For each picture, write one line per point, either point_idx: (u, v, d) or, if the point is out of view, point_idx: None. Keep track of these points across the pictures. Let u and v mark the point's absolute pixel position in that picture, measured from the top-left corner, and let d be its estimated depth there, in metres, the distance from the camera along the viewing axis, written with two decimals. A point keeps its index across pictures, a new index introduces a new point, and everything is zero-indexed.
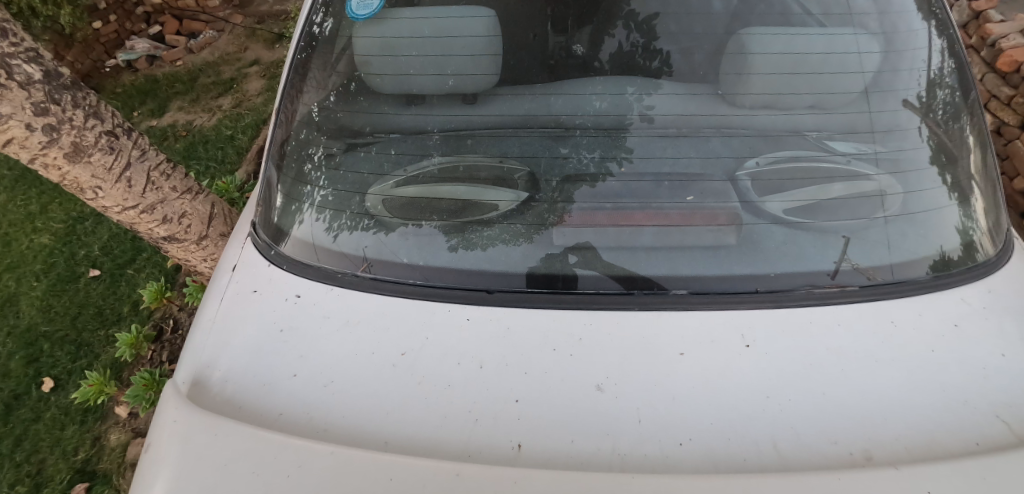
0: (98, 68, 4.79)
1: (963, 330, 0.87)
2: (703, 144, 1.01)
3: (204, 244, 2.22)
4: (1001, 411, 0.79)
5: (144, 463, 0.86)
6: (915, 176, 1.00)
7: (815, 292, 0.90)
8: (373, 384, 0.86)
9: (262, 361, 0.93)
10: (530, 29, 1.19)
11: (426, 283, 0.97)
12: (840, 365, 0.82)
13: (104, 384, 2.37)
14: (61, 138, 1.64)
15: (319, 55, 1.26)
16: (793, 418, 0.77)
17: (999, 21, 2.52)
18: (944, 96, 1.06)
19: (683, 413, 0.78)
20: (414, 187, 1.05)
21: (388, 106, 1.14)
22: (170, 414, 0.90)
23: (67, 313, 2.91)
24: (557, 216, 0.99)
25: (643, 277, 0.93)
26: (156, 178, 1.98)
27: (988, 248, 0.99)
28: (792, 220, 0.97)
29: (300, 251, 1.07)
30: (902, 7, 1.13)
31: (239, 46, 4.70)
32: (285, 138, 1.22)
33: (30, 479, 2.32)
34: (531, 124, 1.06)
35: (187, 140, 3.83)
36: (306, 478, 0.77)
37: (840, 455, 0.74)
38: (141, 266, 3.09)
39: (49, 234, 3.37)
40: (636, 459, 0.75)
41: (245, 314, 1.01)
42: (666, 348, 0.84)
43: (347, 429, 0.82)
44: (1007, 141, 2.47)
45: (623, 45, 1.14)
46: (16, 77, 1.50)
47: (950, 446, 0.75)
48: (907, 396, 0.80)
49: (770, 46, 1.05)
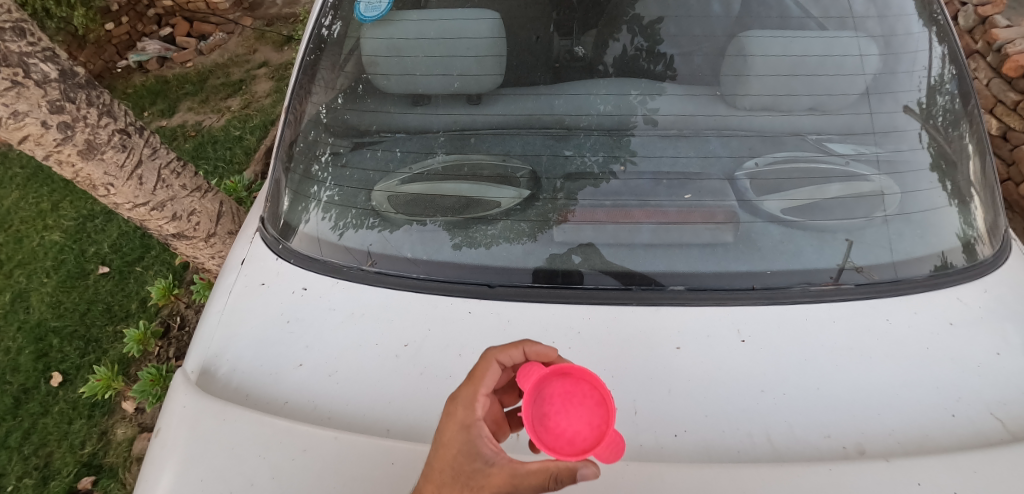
0: (110, 68, 4.88)
1: (959, 329, 0.88)
2: (703, 143, 1.03)
3: (212, 242, 2.26)
4: (995, 408, 0.81)
5: (153, 447, 0.89)
6: (913, 177, 1.01)
7: (811, 290, 0.91)
8: (376, 374, 0.89)
9: (269, 352, 0.96)
10: (533, 31, 1.22)
11: (429, 278, 0.99)
12: (835, 361, 0.84)
13: (112, 380, 2.42)
14: (75, 135, 1.68)
15: (328, 56, 1.29)
16: (788, 412, 0.79)
17: (1005, 26, 2.52)
18: (944, 102, 1.08)
19: (679, 407, 0.80)
20: (419, 185, 1.07)
21: (395, 106, 1.17)
22: (179, 401, 0.92)
23: (76, 309, 2.96)
24: (558, 214, 1.00)
25: (642, 273, 0.95)
26: (167, 175, 2.01)
27: (986, 251, 1.00)
28: (790, 218, 0.98)
29: (307, 246, 1.10)
30: (903, 11, 1.15)
31: (248, 48, 4.75)
32: (294, 138, 1.25)
33: (38, 472, 2.36)
34: (534, 124, 1.08)
35: (196, 140, 3.88)
36: (311, 463, 0.80)
37: (832, 448, 0.76)
38: (149, 264, 3.13)
39: (60, 232, 3.43)
40: (632, 450, 0.77)
41: (252, 306, 1.04)
42: (663, 343, 0.87)
43: (350, 417, 0.85)
44: (1012, 146, 2.48)
45: (626, 47, 1.16)
46: (33, 76, 1.55)
47: (942, 441, 0.76)
48: (900, 391, 0.81)
49: (769, 49, 1.07)
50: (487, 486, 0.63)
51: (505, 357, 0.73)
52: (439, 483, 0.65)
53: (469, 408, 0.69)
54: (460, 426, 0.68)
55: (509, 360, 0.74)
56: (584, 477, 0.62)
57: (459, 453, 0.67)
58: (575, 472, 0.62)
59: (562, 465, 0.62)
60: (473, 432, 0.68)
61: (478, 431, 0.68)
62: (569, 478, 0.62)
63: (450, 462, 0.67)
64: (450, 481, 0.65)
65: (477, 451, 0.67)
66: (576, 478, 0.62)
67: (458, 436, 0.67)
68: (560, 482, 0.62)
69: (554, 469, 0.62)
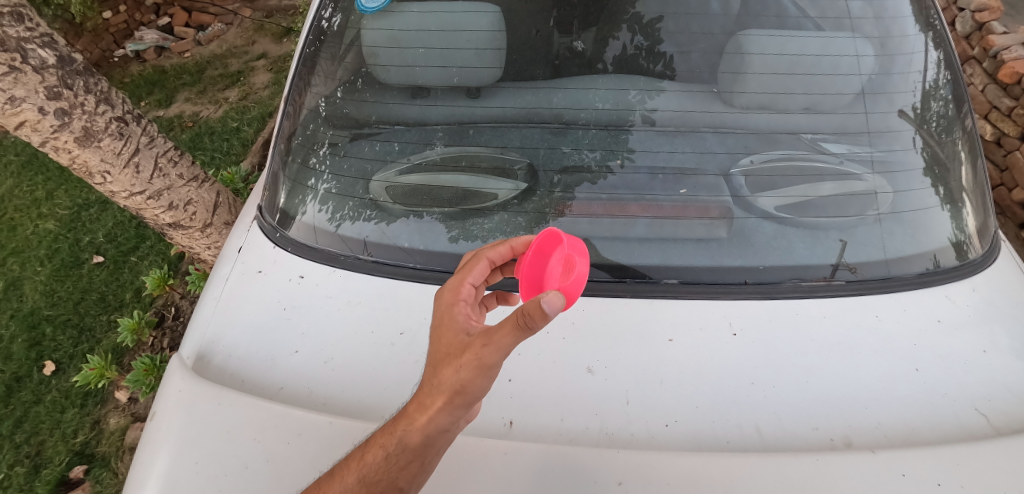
0: (107, 57, 4.85)
1: (946, 327, 0.90)
2: (699, 140, 1.04)
3: (208, 232, 2.25)
4: (981, 405, 0.82)
5: (148, 430, 0.89)
6: (904, 177, 1.02)
7: (802, 285, 0.93)
8: (372, 361, 0.90)
9: (265, 338, 0.97)
10: (533, 26, 1.22)
11: (425, 268, 1.00)
12: (824, 355, 0.86)
13: (105, 369, 2.40)
14: (72, 122, 1.67)
15: (327, 47, 1.29)
16: (776, 404, 0.81)
17: (1002, 33, 2.54)
18: (937, 107, 1.09)
19: (669, 396, 0.82)
20: (417, 176, 1.07)
21: (394, 98, 1.17)
22: (174, 385, 0.92)
23: (70, 298, 2.95)
24: (555, 207, 1.01)
25: (635, 267, 0.96)
26: (164, 164, 2.01)
27: (975, 251, 1.02)
28: (784, 216, 0.99)
29: (304, 235, 1.10)
30: (898, 14, 1.16)
31: (246, 39, 4.71)
32: (293, 129, 1.25)
33: (30, 460, 2.36)
34: (532, 118, 1.09)
35: (193, 131, 3.87)
36: (305, 446, 0.80)
37: (820, 439, 0.77)
38: (144, 254, 3.11)
39: (54, 220, 3.41)
40: (623, 438, 0.78)
41: (249, 293, 1.05)
42: (656, 335, 0.88)
43: (344, 403, 0.86)
44: (1006, 152, 2.50)
45: (626, 45, 1.17)
46: (31, 62, 1.55)
47: (928, 435, 0.78)
48: (886, 386, 0.83)
49: (766, 48, 1.08)
50: (471, 348, 0.63)
51: (494, 254, 0.77)
52: (437, 358, 0.67)
53: (455, 290, 0.73)
54: (449, 306, 0.72)
55: (500, 257, 0.78)
56: (549, 309, 0.55)
57: (449, 328, 0.69)
58: (538, 304, 0.55)
59: (526, 304, 0.57)
60: (458, 311, 0.71)
61: (462, 310, 0.71)
62: (537, 315, 0.55)
63: (444, 341, 0.69)
64: (443, 356, 0.67)
65: (464, 326, 0.69)
66: (543, 312, 0.55)
67: (448, 315, 0.71)
68: (527, 323, 0.56)
69: (518, 310, 0.58)
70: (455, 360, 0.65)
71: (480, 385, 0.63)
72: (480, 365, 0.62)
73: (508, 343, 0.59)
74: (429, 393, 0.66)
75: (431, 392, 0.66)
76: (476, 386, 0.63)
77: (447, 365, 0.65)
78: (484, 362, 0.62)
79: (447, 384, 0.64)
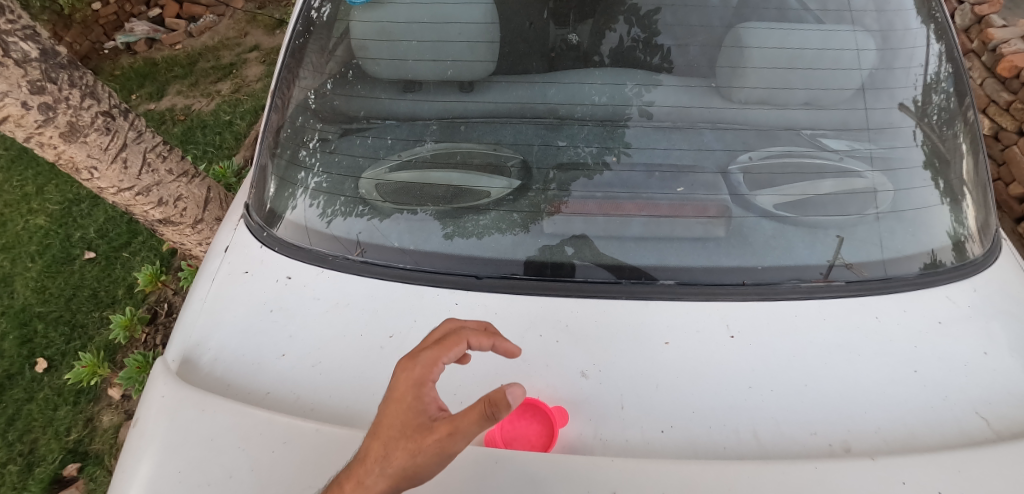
0: (97, 49, 4.76)
1: (947, 328, 0.88)
2: (697, 136, 1.01)
3: (199, 228, 2.22)
4: (982, 409, 0.81)
5: (132, 436, 0.87)
6: (906, 174, 1.00)
7: (801, 286, 0.91)
8: (361, 365, 0.88)
9: (252, 342, 0.95)
10: (526, 17, 1.18)
11: (417, 268, 0.98)
12: (823, 358, 0.84)
13: (98, 366, 2.38)
14: (57, 117, 1.63)
15: (316, 40, 1.26)
16: (773, 408, 0.79)
17: (1001, 27, 2.51)
18: (939, 102, 1.07)
19: (664, 402, 0.80)
20: (408, 173, 1.04)
21: (384, 92, 1.13)
22: (158, 390, 0.90)
23: (61, 295, 2.91)
24: (550, 205, 0.99)
25: (631, 267, 0.94)
26: (152, 159, 1.97)
27: (976, 250, 1.00)
28: (782, 214, 0.96)
29: (293, 233, 1.07)
30: (900, 6, 1.13)
31: (239, 30, 4.63)
32: (281, 123, 1.22)
33: (23, 458, 2.34)
34: (526, 113, 1.06)
35: (185, 125, 3.82)
36: (292, 454, 0.78)
37: (818, 445, 0.76)
38: (136, 249, 3.07)
39: (45, 216, 3.36)
40: (617, 444, 0.77)
41: (235, 294, 1.02)
42: (652, 338, 0.87)
43: (333, 409, 0.84)
44: (1004, 146, 2.47)
45: (623, 37, 1.14)
46: (12, 55, 1.49)
47: (928, 440, 0.77)
48: (885, 389, 0.82)
49: (766, 41, 1.06)
50: (431, 435, 0.60)
51: (476, 341, 0.70)
52: (389, 436, 0.63)
53: (427, 367, 0.66)
54: (414, 386, 0.65)
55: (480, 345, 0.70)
56: (514, 398, 0.56)
57: (408, 407, 0.64)
58: (505, 392, 0.56)
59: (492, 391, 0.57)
60: (424, 390, 0.65)
61: (431, 390, 0.65)
62: (502, 403, 0.55)
63: (398, 415, 0.64)
64: (397, 436, 0.63)
65: (427, 408, 0.64)
66: (509, 402, 0.56)
67: (409, 391, 0.65)
68: (495, 414, 0.56)
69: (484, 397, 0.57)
70: (410, 444, 0.61)
71: (433, 471, 0.61)
72: (441, 454, 0.59)
73: (472, 433, 0.58)
74: (372, 470, 0.62)
75: (375, 470, 0.62)
76: (428, 471, 0.61)
77: (400, 447, 0.62)
78: (444, 451, 0.59)
79: (398, 467, 0.61)
